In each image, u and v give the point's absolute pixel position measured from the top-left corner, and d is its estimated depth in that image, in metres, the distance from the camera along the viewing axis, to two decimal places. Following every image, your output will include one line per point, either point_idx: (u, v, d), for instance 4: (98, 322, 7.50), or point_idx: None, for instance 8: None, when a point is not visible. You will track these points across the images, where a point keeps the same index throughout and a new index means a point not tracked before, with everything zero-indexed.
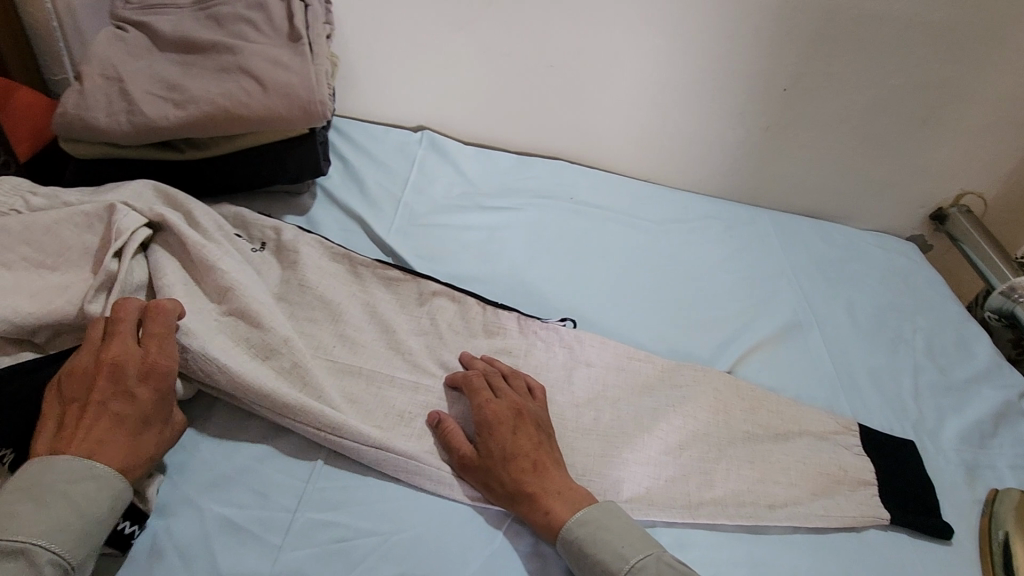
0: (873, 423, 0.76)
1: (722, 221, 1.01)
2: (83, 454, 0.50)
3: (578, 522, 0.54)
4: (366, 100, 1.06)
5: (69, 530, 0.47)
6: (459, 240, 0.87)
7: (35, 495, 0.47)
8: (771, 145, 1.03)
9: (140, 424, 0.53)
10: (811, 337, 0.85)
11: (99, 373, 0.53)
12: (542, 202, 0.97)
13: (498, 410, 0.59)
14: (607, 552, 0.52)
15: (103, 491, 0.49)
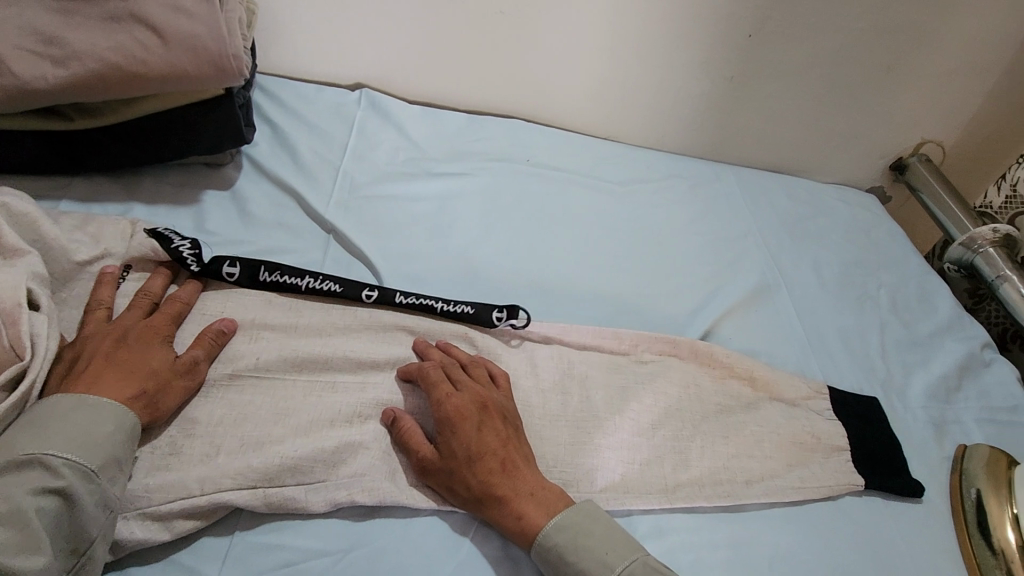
0: (843, 384, 0.74)
1: (685, 179, 0.96)
2: (84, 392, 0.47)
3: (554, 526, 0.50)
4: (293, 53, 0.93)
5: (78, 448, 0.44)
6: (405, 211, 0.79)
7: (38, 420, 0.45)
8: (737, 95, 0.97)
9: (144, 378, 0.50)
10: (780, 301, 0.82)
11: (116, 331, 0.52)
12: (496, 164, 0.89)
13: (461, 406, 0.53)
14: (587, 561, 0.48)
15: (108, 413, 0.47)
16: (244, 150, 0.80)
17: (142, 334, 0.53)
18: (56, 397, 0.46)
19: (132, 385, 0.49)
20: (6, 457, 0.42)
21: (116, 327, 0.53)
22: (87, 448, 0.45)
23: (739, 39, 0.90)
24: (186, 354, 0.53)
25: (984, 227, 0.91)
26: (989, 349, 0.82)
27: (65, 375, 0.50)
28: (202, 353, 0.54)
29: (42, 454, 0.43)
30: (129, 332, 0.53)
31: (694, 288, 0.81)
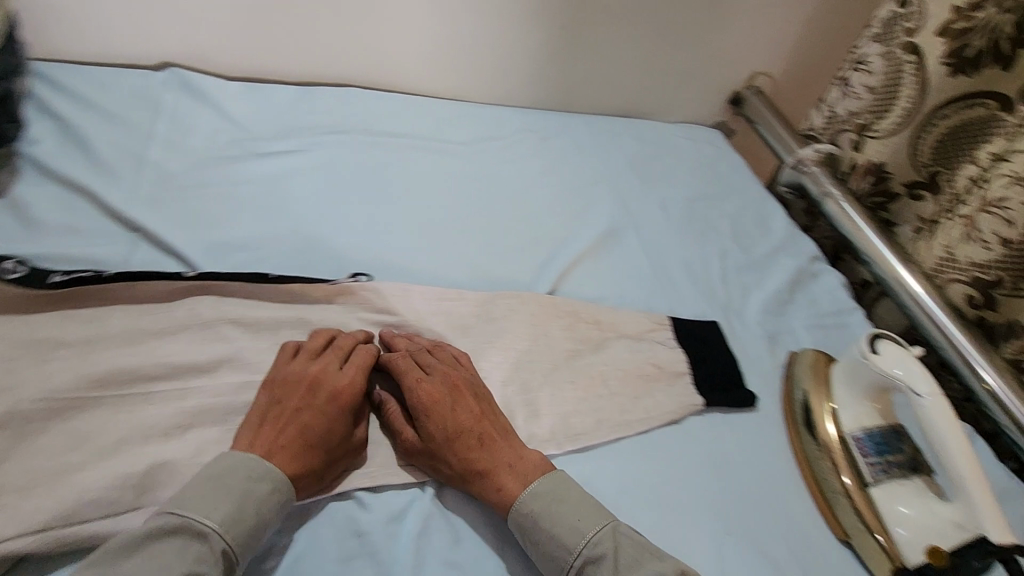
0: (687, 313, 0.79)
1: (531, 131, 0.98)
2: (266, 459, 0.49)
3: (539, 497, 0.53)
4: (79, 27, 0.80)
5: (243, 526, 0.45)
6: (229, 197, 0.73)
7: (223, 483, 0.47)
8: (569, 44, 0.99)
9: (323, 423, 0.52)
10: (628, 241, 0.86)
11: (301, 399, 0.53)
12: (334, 138, 0.84)
13: (431, 390, 0.56)
14: (562, 527, 0.51)
15: (276, 502, 0.48)
16: (23, 149, 0.70)
17: (317, 391, 0.53)
18: (224, 464, 0.48)
19: (316, 442, 0.51)
20: (160, 536, 0.43)
21: (294, 400, 0.53)
22: (255, 509, 0.46)
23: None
24: (348, 405, 0.54)
25: (808, 149, 1.00)
26: (818, 263, 0.93)
27: (253, 441, 0.50)
28: (360, 389, 0.55)
29: (196, 528, 0.44)
30: (296, 403, 0.53)
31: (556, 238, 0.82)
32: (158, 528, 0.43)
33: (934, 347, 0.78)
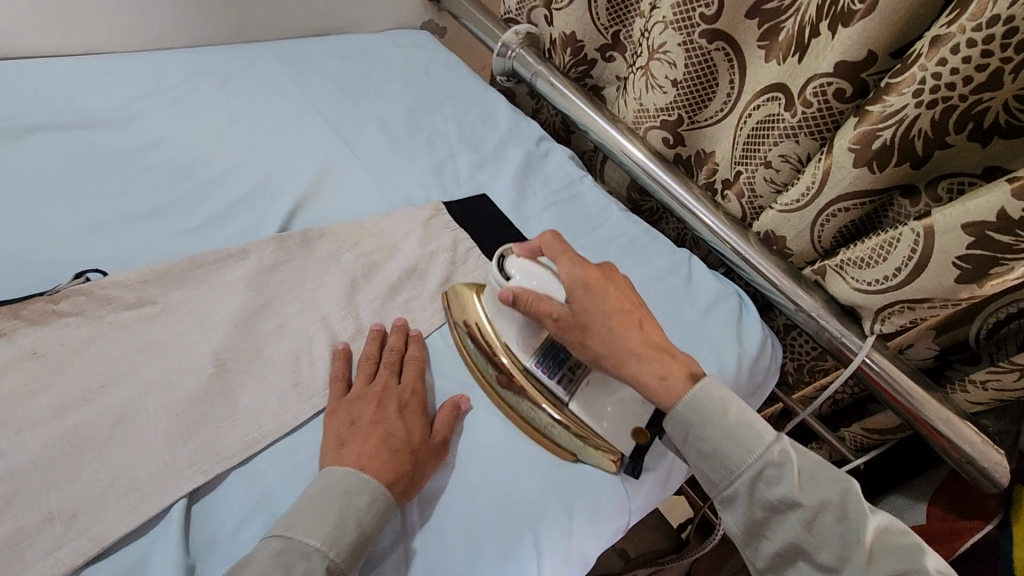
0: (693, 322, 0.77)
1: (594, 125, 0.95)
2: (363, 474, 0.50)
3: (694, 398, 0.57)
4: (195, 30, 0.89)
5: (342, 541, 0.46)
6: (294, 171, 0.76)
7: (317, 507, 0.48)
8: (606, 86, 1.02)
9: (406, 459, 0.52)
10: (660, 255, 0.84)
11: (601, 280, 0.61)
12: (396, 131, 0.88)
13: (623, 301, 0.61)
14: (735, 431, 0.55)
15: (355, 507, 0.48)
16: (85, 117, 0.71)
17: (406, 406, 0.56)
18: (331, 470, 0.50)
19: (398, 466, 0.51)
20: (286, 539, 0.46)
21: (598, 277, 0.61)
22: (354, 541, 0.47)
23: (601, 31, 0.95)
24: (438, 433, 0.56)
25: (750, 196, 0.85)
26: (805, 267, 0.79)
27: (402, 407, 0.56)
28: (450, 432, 0.57)
29: (305, 545, 0.46)
30: (614, 289, 0.62)
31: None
32: (279, 545, 0.45)
33: (760, 371, 0.77)
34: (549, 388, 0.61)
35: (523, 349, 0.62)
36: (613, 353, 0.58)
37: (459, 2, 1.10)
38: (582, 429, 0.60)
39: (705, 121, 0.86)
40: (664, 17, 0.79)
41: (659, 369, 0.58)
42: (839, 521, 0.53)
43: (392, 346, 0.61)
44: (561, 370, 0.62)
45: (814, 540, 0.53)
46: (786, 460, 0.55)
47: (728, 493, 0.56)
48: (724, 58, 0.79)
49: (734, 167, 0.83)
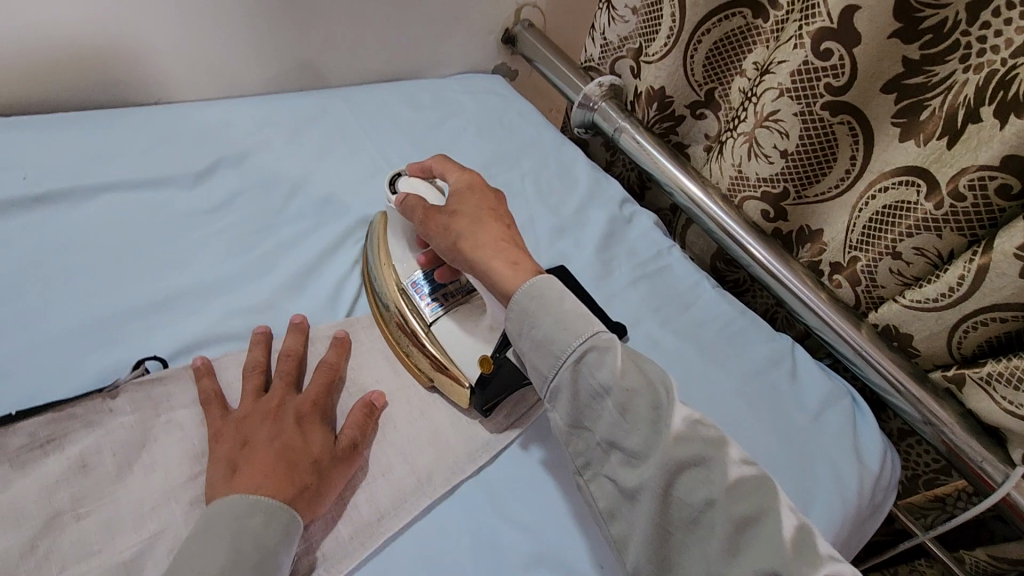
0: (802, 427, 0.68)
1: (683, 188, 0.87)
2: (259, 503, 0.43)
3: (534, 291, 0.52)
4: (266, 75, 0.85)
5: (243, 565, 0.40)
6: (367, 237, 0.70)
7: (208, 532, 0.42)
8: (693, 144, 0.94)
9: (306, 472, 0.47)
10: (759, 342, 0.75)
11: (487, 207, 0.59)
12: None
13: (496, 222, 0.58)
14: (575, 316, 0.51)
15: (255, 528, 0.42)
16: (152, 174, 0.66)
17: (306, 417, 0.50)
18: (218, 500, 0.43)
19: (294, 481, 0.45)
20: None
21: (483, 200, 0.60)
22: (253, 565, 0.41)
23: (694, 88, 0.88)
24: (344, 435, 0.51)
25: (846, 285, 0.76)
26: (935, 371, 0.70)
27: (303, 416, 0.50)
28: (360, 434, 0.52)
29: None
30: (486, 212, 0.59)
31: (656, 345, 0.72)
32: None
33: (878, 488, 0.67)
34: (420, 310, 0.61)
35: (407, 266, 0.64)
36: (471, 248, 0.56)
37: (537, 47, 1.04)
38: (445, 360, 0.58)
39: (815, 196, 0.77)
40: (779, 83, 0.71)
41: (512, 258, 0.55)
42: (651, 410, 0.46)
43: (288, 348, 0.56)
44: (435, 294, 0.62)
45: (622, 426, 0.47)
46: (611, 349, 0.49)
47: (556, 386, 0.50)
48: (848, 133, 0.70)
49: (849, 251, 0.74)
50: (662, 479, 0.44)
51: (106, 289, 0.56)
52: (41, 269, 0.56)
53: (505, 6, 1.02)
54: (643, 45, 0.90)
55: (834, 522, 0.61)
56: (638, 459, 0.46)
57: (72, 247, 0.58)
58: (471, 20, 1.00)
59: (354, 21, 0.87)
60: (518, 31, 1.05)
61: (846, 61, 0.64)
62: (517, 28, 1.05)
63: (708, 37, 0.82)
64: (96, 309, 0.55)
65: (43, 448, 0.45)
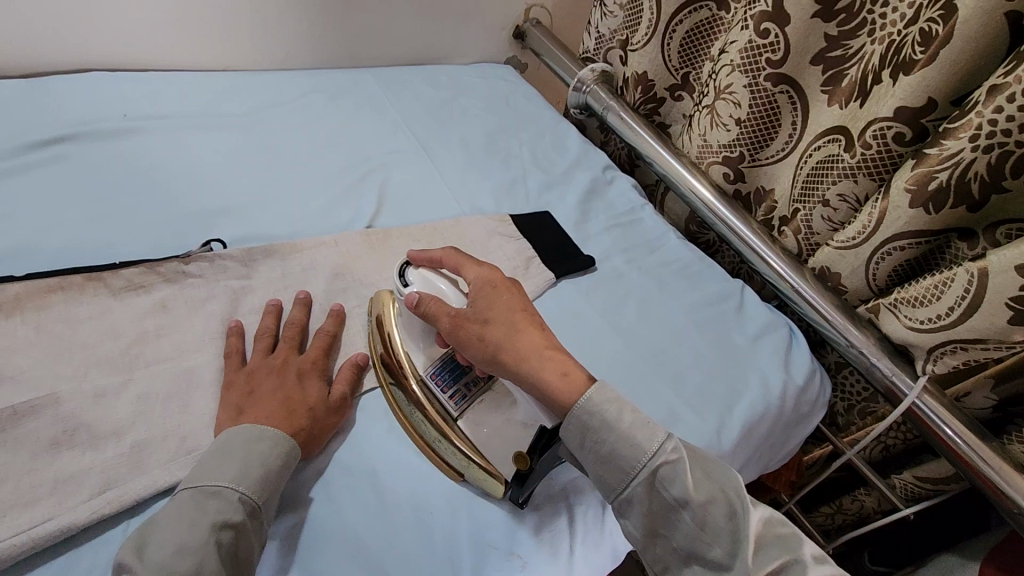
0: (740, 346, 0.79)
1: (658, 156, 1.00)
2: (263, 438, 0.52)
3: (583, 405, 0.54)
4: (313, 55, 1.03)
5: (251, 479, 0.49)
6: (383, 178, 0.86)
7: (226, 454, 0.50)
8: (673, 124, 1.08)
9: (304, 416, 0.55)
10: (711, 282, 0.87)
11: (505, 291, 0.62)
12: (475, 152, 0.97)
13: (521, 313, 0.60)
14: (640, 426, 0.53)
15: (261, 454, 0.51)
16: (220, 121, 0.84)
17: (305, 374, 0.59)
18: (229, 431, 0.52)
19: (294, 423, 0.54)
20: (193, 489, 0.48)
21: (497, 285, 0.62)
22: (259, 480, 0.49)
23: (672, 72, 1.02)
24: (336, 392, 0.60)
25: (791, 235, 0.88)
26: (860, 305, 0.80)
27: (303, 370, 0.59)
28: (349, 390, 0.61)
29: (214, 489, 0.48)
30: (504, 298, 0.61)
31: (619, 276, 0.85)
32: (188, 493, 0.47)
33: (806, 399, 0.78)
34: (444, 406, 0.63)
35: (424, 358, 0.65)
36: (518, 365, 0.57)
37: (542, 41, 1.20)
38: (452, 434, 0.61)
39: (766, 159, 0.89)
40: (732, 61, 0.85)
41: (560, 366, 0.56)
42: (727, 518, 0.50)
43: (293, 319, 0.64)
44: (456, 386, 0.64)
45: (702, 538, 0.50)
46: (681, 458, 0.52)
47: (625, 497, 0.53)
48: (788, 101, 0.83)
49: (792, 205, 0.86)
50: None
51: (181, 196, 0.73)
52: (135, 179, 0.73)
53: (516, 6, 1.19)
54: (628, 36, 1.05)
55: (760, 417, 0.72)
56: (695, 520, 0.50)
57: (157, 165, 0.75)
58: (486, 18, 1.17)
59: (386, 13, 1.05)
60: (527, 28, 1.21)
61: (781, 38, 0.78)
62: (526, 25, 1.21)
63: (681, 27, 0.96)
64: (173, 208, 0.72)
65: (135, 289, 0.61)
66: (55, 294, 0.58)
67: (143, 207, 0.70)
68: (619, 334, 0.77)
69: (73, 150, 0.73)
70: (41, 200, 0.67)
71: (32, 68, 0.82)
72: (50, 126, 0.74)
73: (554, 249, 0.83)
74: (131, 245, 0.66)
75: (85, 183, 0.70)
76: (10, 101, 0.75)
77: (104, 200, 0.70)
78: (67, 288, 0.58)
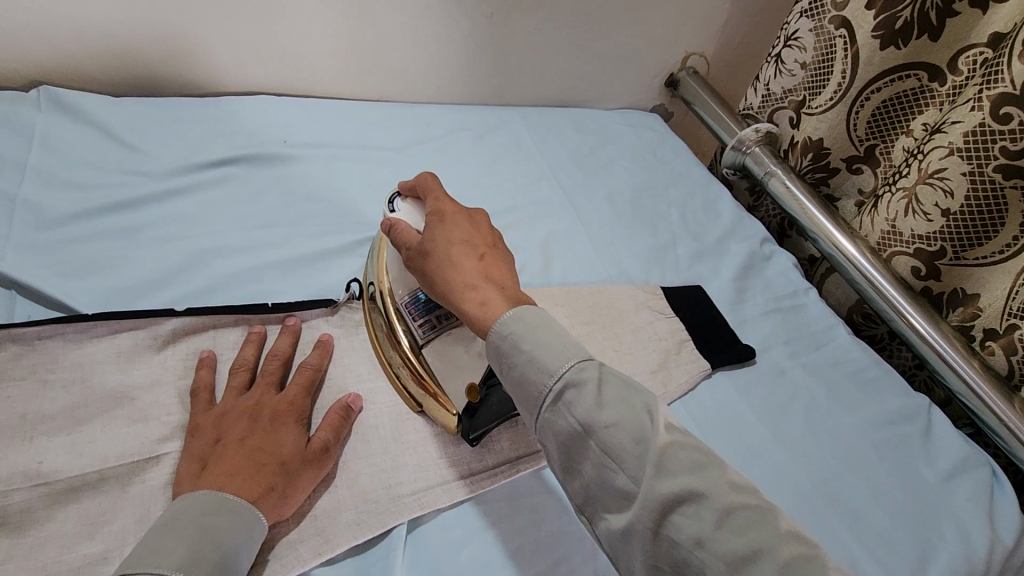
0: (932, 483, 0.66)
1: (829, 236, 0.88)
2: (211, 502, 0.42)
3: (525, 322, 0.45)
4: (463, 90, 1.00)
5: (208, 556, 0.39)
6: (529, 229, 0.80)
7: (173, 523, 0.40)
8: (844, 198, 0.95)
9: (274, 473, 0.46)
10: (890, 394, 0.74)
11: (456, 212, 0.54)
12: (620, 206, 0.90)
13: (477, 229, 0.53)
14: (553, 347, 0.43)
15: (216, 522, 0.41)
16: (374, 153, 0.82)
17: (282, 418, 0.49)
18: (184, 498, 0.42)
19: (261, 481, 0.44)
20: (130, 574, 0.37)
21: (452, 209, 0.54)
22: (216, 560, 0.39)
23: (855, 143, 0.90)
24: (316, 439, 0.49)
25: (998, 355, 0.74)
26: None
27: (278, 413, 0.49)
28: (333, 439, 0.50)
29: (159, 571, 0.37)
30: (463, 220, 0.53)
31: (782, 373, 0.74)
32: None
33: (1015, 566, 0.64)
34: (412, 334, 0.56)
35: (403, 286, 0.58)
36: (456, 300, 0.49)
37: (697, 90, 1.12)
38: (431, 385, 0.55)
39: (974, 260, 0.75)
40: (949, 143, 0.73)
41: (479, 296, 0.48)
42: (635, 445, 0.39)
43: (277, 350, 0.55)
44: (427, 316, 0.56)
45: (608, 468, 0.40)
46: (588, 377, 0.42)
47: (540, 424, 0.43)
48: (1021, 199, 0.69)
49: (1007, 318, 0.73)
50: (651, 521, 0.37)
51: (331, 230, 0.71)
52: (288, 208, 0.71)
53: (675, 51, 1.11)
54: (806, 97, 0.94)
55: None
56: (629, 499, 0.39)
57: (310, 196, 0.73)
58: (641, 63, 1.11)
59: (544, 54, 1.01)
60: (683, 77, 1.13)
61: None
62: (681, 73, 1.14)
63: (877, 95, 0.85)
64: (322, 241, 0.69)
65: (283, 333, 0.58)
66: (208, 330, 0.55)
67: (295, 239, 0.68)
68: (784, 445, 0.66)
69: (235, 172, 0.72)
70: (202, 223, 0.66)
71: (208, 87, 0.85)
72: (216, 147, 0.74)
73: (711, 333, 0.74)
74: (279, 280, 0.64)
75: (242, 209, 0.69)
76: (185, 118, 0.77)
77: (260, 228, 0.68)
78: (219, 324, 0.56)
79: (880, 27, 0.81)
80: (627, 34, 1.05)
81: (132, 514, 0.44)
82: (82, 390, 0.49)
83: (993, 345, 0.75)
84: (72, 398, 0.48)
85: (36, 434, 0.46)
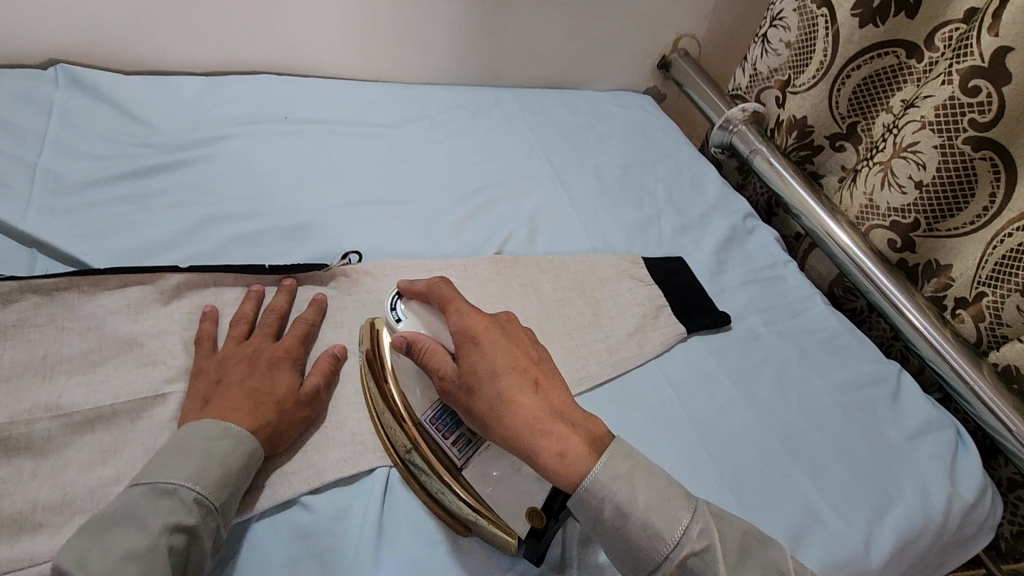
0: (897, 442, 0.69)
1: (810, 211, 0.90)
2: (214, 430, 0.47)
3: (601, 472, 0.47)
4: (460, 72, 1.04)
5: (209, 475, 0.45)
6: (517, 203, 0.84)
7: (181, 445, 0.46)
8: (827, 175, 0.97)
9: (270, 411, 0.50)
10: (862, 359, 0.77)
11: (492, 331, 0.53)
12: (608, 182, 0.93)
13: (519, 351, 0.53)
14: (658, 508, 0.47)
15: (218, 445, 0.46)
16: (371, 130, 0.86)
17: (278, 364, 0.54)
18: (189, 425, 0.47)
19: (259, 417, 0.49)
20: (145, 486, 0.43)
21: (483, 327, 0.53)
22: (218, 478, 0.45)
23: (837, 120, 0.92)
24: (309, 383, 0.54)
25: (968, 321, 0.77)
26: None
27: (275, 359, 0.54)
28: (324, 384, 0.55)
29: (169, 485, 0.43)
30: (504, 342, 0.53)
31: (757, 339, 0.77)
32: (139, 490, 0.43)
33: (972, 519, 0.67)
34: (441, 448, 0.52)
35: (418, 389, 0.54)
36: (526, 451, 0.48)
37: (688, 71, 1.14)
38: (451, 478, 0.52)
39: (946, 231, 0.78)
40: (922, 116, 0.76)
41: (557, 442, 0.48)
42: (757, 571, 0.47)
43: (274, 305, 0.60)
44: (458, 430, 0.53)
45: None
46: (694, 526, 0.47)
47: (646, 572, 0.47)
48: (989, 169, 0.71)
49: (976, 286, 0.75)
50: None
51: (328, 201, 0.75)
52: (287, 179, 0.76)
53: (667, 33, 1.14)
54: (791, 76, 0.97)
55: (916, 533, 0.62)
56: None
57: (308, 169, 0.78)
58: (634, 45, 1.13)
59: (537, 36, 1.04)
60: (675, 58, 1.16)
61: (994, 99, 0.68)
62: (673, 55, 1.16)
63: (858, 72, 0.87)
64: (319, 211, 0.74)
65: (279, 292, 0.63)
66: (210, 287, 0.60)
67: (294, 209, 0.73)
68: (754, 405, 0.70)
69: (238, 146, 0.77)
70: (207, 193, 0.71)
71: (216, 68, 0.89)
72: (222, 123, 0.79)
73: (688, 300, 0.77)
74: (277, 246, 0.68)
75: (244, 180, 0.74)
76: (193, 96, 0.81)
77: (261, 198, 0.73)
78: (220, 282, 0.60)
79: (859, 5, 0.83)
80: (619, 16, 1.07)
81: (141, 444, 0.49)
82: (96, 336, 0.54)
83: (963, 311, 0.77)
84: (87, 343, 0.53)
85: (56, 373, 0.51)
